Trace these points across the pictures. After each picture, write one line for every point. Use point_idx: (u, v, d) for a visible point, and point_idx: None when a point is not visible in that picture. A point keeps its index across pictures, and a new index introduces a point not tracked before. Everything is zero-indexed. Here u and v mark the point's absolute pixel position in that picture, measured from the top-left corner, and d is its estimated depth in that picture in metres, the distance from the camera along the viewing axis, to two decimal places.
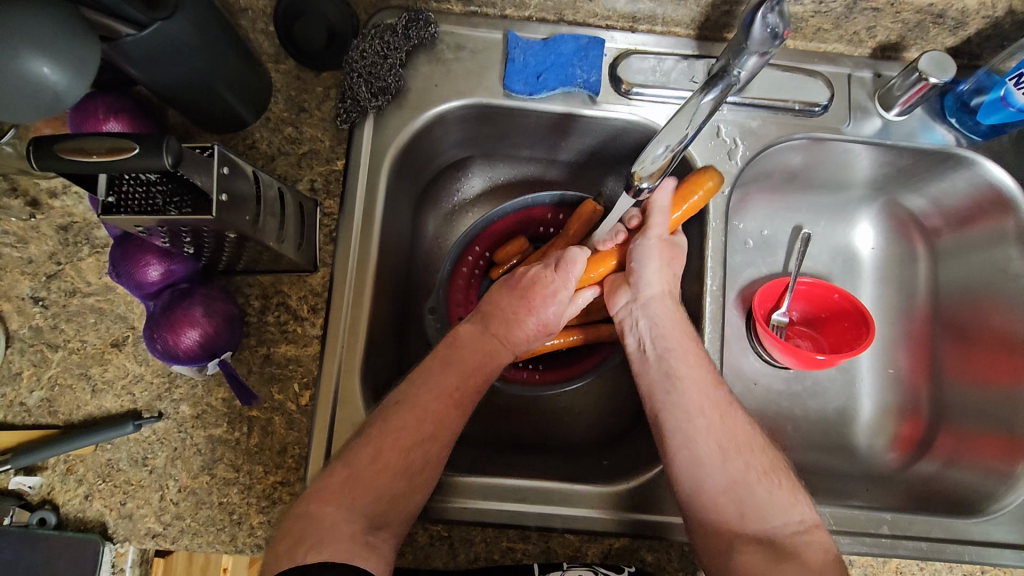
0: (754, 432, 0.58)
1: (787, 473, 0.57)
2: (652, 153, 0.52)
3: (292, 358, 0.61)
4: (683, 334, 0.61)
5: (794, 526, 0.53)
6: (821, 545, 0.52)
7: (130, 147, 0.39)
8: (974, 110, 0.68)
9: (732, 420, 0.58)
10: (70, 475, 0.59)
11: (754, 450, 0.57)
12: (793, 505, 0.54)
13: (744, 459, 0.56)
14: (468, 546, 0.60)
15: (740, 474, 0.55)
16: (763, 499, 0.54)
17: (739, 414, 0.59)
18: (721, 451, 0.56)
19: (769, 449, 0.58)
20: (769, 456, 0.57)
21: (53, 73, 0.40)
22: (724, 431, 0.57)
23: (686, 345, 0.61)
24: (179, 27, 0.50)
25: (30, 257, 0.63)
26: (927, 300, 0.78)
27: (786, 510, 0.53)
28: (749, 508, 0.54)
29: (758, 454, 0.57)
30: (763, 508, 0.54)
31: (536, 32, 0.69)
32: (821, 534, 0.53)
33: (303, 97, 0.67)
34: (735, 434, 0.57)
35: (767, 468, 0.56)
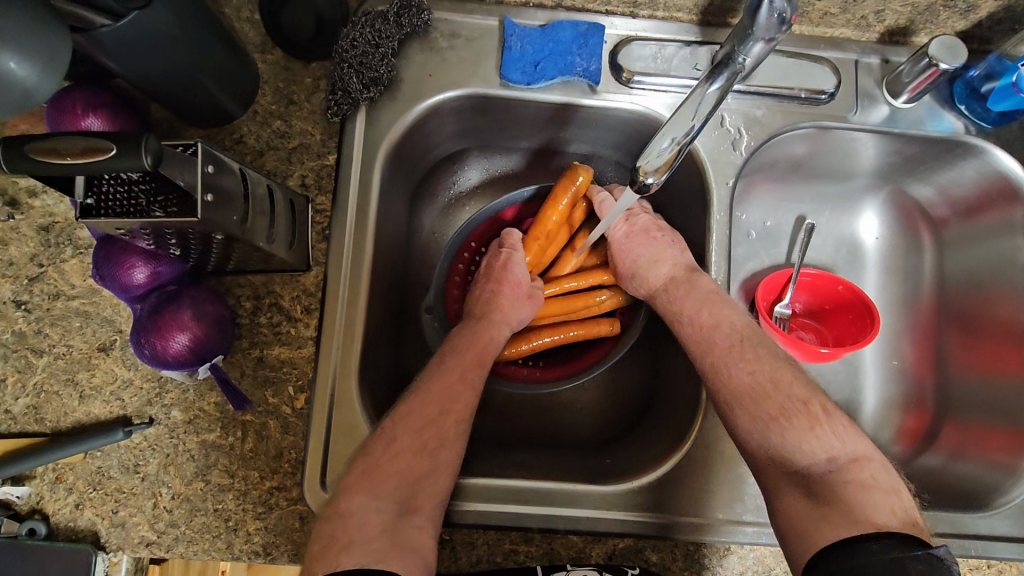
0: (758, 378, 0.56)
1: (810, 408, 0.53)
2: (657, 147, 0.51)
3: (286, 360, 0.59)
4: (699, 308, 0.61)
5: (825, 466, 0.49)
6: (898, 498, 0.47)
7: (107, 148, 0.37)
8: (985, 96, 0.66)
9: (728, 372, 0.57)
10: (60, 484, 0.57)
11: (762, 399, 0.54)
12: (820, 444, 0.50)
13: (748, 411, 0.54)
14: (470, 550, 0.58)
15: (749, 428, 0.54)
16: (781, 445, 0.52)
17: (739, 362, 0.57)
18: (726, 408, 0.56)
19: (781, 392, 0.54)
20: (780, 398, 0.54)
21: (20, 68, 0.37)
22: (725, 388, 0.56)
23: (700, 318, 0.61)
24: (158, 17, 0.47)
25: (11, 259, 0.60)
26: (932, 291, 0.77)
27: (810, 452, 0.50)
28: (770, 456, 0.52)
29: (764, 399, 0.54)
30: (785, 455, 0.51)
31: (533, 18, 0.66)
32: (859, 469, 0.49)
33: (292, 89, 0.64)
34: (739, 389, 0.56)
35: (776, 411, 0.53)
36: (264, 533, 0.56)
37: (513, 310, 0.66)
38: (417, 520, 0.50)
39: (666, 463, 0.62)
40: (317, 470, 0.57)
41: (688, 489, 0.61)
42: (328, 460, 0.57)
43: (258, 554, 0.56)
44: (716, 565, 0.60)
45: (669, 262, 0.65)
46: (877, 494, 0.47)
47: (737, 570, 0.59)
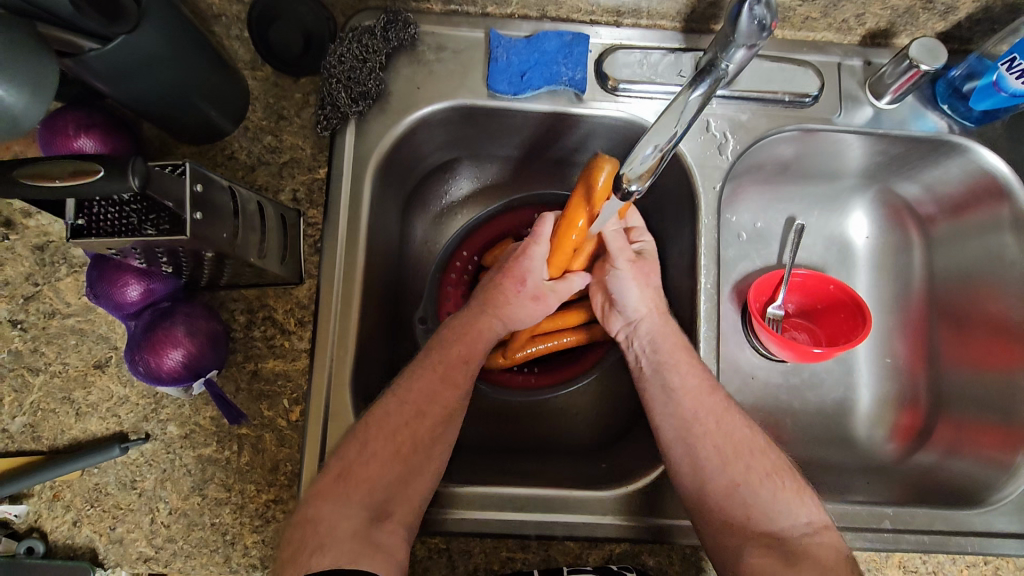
0: (755, 433, 0.58)
1: (793, 473, 0.57)
2: (640, 154, 0.51)
3: (281, 373, 0.60)
4: (676, 345, 0.61)
5: (802, 528, 0.53)
6: (832, 545, 0.52)
7: (96, 169, 0.37)
8: (966, 96, 0.67)
9: (732, 422, 0.58)
10: (57, 501, 0.57)
11: (757, 454, 0.57)
12: (801, 506, 0.54)
13: (744, 463, 0.56)
14: (467, 558, 0.59)
15: (742, 477, 0.55)
16: (767, 500, 0.54)
17: (739, 416, 0.59)
18: (719, 453, 0.56)
19: (771, 451, 0.58)
20: (773, 459, 0.57)
21: (7, 95, 0.38)
22: (722, 435, 0.57)
23: (676, 355, 0.60)
24: (146, 39, 0.48)
25: (6, 278, 0.61)
26: (923, 289, 0.78)
27: (792, 511, 0.54)
28: (754, 508, 0.54)
29: (759, 456, 0.56)
30: (769, 510, 0.54)
31: (519, 29, 0.67)
32: (828, 535, 0.53)
33: (282, 104, 0.65)
34: (736, 439, 0.57)
35: (771, 470, 0.56)
36: (262, 546, 0.56)
37: (519, 314, 0.62)
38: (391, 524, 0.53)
39: (660, 466, 0.63)
40: (313, 482, 0.57)
41: None
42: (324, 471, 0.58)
43: (256, 567, 0.56)
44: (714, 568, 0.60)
45: (652, 293, 0.63)
46: (840, 553, 0.51)
47: None
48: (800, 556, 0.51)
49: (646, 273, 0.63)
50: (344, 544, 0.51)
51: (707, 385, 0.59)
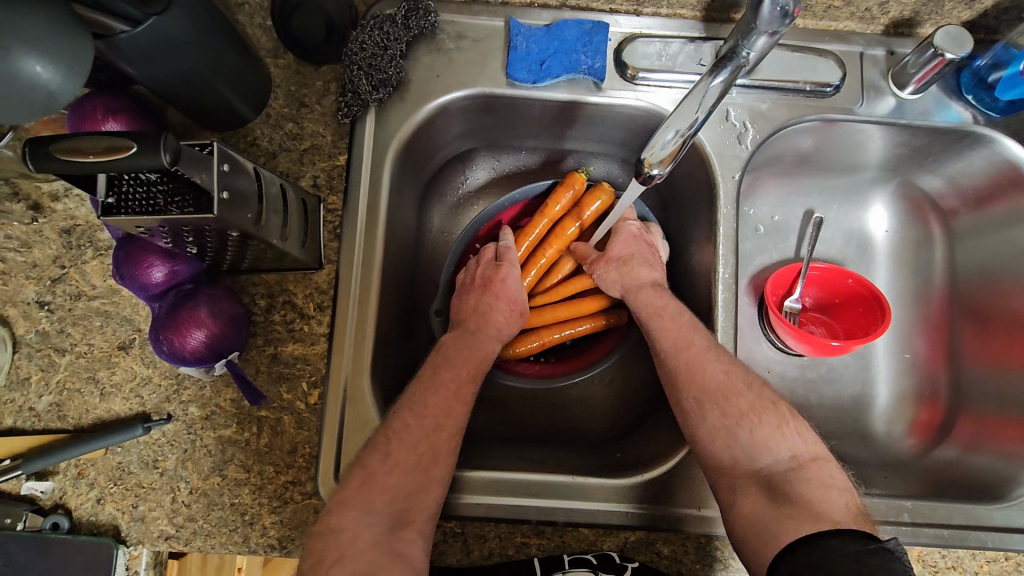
0: (735, 377, 0.58)
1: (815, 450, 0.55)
2: (661, 139, 0.50)
3: (300, 356, 0.60)
4: (655, 312, 0.63)
5: (784, 463, 0.54)
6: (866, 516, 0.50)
7: (127, 146, 0.38)
8: (992, 86, 0.66)
9: (706, 373, 0.58)
10: (82, 479, 0.58)
11: (735, 397, 0.57)
12: (780, 440, 0.54)
13: (722, 409, 0.56)
14: (481, 543, 0.59)
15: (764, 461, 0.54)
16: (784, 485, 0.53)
17: (717, 361, 0.58)
18: (700, 405, 0.57)
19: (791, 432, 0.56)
20: (749, 398, 0.57)
21: (45, 71, 0.38)
22: (699, 386, 0.58)
23: (656, 322, 0.62)
24: (175, 23, 0.49)
25: (34, 261, 0.62)
26: (944, 284, 0.77)
27: (774, 448, 0.54)
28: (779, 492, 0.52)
29: (736, 398, 0.57)
30: (751, 450, 0.54)
31: (538, 18, 0.68)
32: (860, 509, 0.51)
33: (304, 92, 0.66)
34: (716, 386, 0.57)
35: (746, 409, 0.56)
36: (280, 527, 0.57)
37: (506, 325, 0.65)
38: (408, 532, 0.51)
39: (672, 457, 0.63)
40: (330, 464, 0.58)
41: (698, 481, 0.61)
42: (341, 455, 0.58)
43: (274, 547, 0.57)
44: (728, 558, 0.59)
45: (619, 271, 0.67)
46: (828, 491, 0.51)
47: None
48: (791, 501, 0.51)
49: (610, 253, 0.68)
50: (365, 553, 0.49)
51: (683, 339, 0.60)
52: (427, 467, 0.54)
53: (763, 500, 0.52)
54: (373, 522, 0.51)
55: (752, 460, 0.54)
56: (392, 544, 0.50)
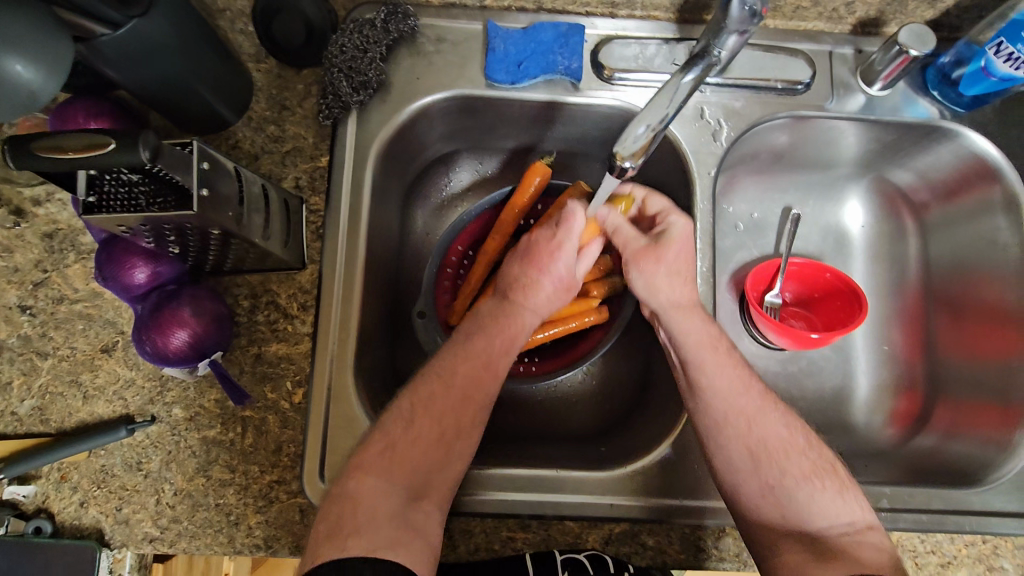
0: (792, 434, 0.57)
1: (834, 472, 0.55)
2: (633, 133, 0.51)
3: (284, 356, 0.61)
4: (702, 342, 0.58)
5: (843, 528, 0.53)
6: (875, 545, 0.51)
7: (107, 142, 0.39)
8: (955, 82, 0.68)
9: (763, 426, 0.56)
10: (65, 483, 0.58)
11: (794, 455, 0.55)
12: (840, 506, 0.53)
13: (779, 466, 0.55)
14: (468, 537, 0.59)
15: (776, 480, 0.54)
16: (804, 499, 0.54)
17: (775, 415, 0.57)
18: (752, 458, 0.55)
19: (811, 450, 0.56)
20: (811, 459, 0.55)
21: (26, 71, 0.39)
22: (755, 439, 0.56)
23: (703, 355, 0.58)
24: (155, 26, 0.50)
25: (16, 265, 0.62)
26: (919, 276, 0.78)
27: (833, 512, 0.53)
28: (790, 512, 0.54)
29: (796, 458, 0.55)
30: (806, 512, 0.53)
31: (516, 21, 0.69)
32: (872, 534, 0.52)
33: (285, 95, 0.66)
34: (773, 440, 0.56)
35: (808, 471, 0.55)
36: (265, 527, 0.57)
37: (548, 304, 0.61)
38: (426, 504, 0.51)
39: (657, 449, 0.63)
40: (314, 463, 0.58)
41: (682, 472, 0.62)
42: (326, 453, 0.58)
43: (260, 547, 0.57)
44: (713, 547, 0.60)
45: (669, 281, 0.60)
46: (881, 554, 0.51)
47: (733, 551, 0.60)
48: (836, 555, 0.50)
49: (661, 255, 0.59)
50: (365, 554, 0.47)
51: (740, 386, 0.57)
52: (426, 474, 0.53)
53: (805, 553, 0.52)
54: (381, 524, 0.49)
55: (801, 513, 0.53)
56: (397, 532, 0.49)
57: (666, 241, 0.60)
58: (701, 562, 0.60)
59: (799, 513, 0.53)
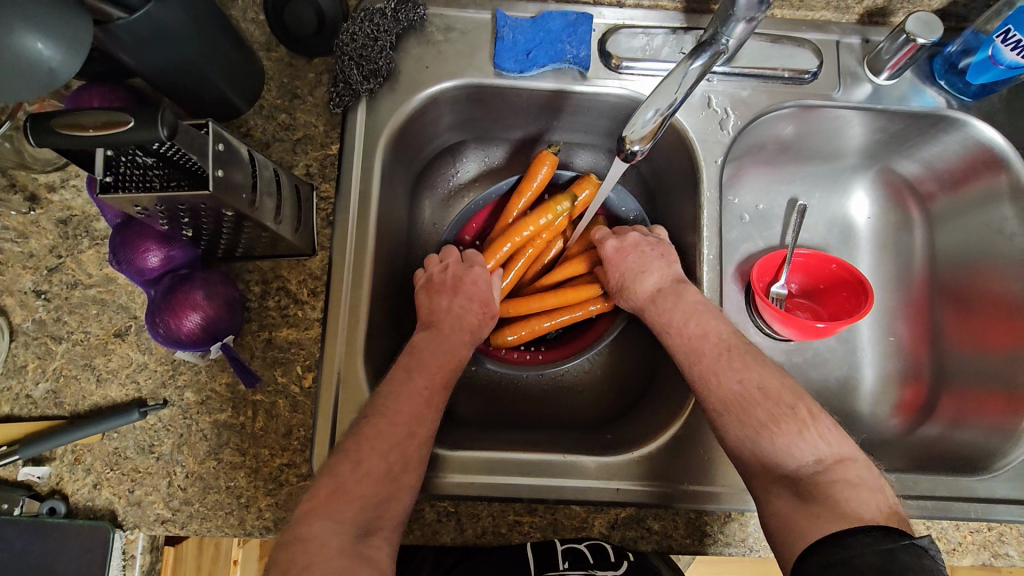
0: (750, 378, 0.56)
1: (799, 408, 0.54)
2: (641, 118, 0.52)
3: (294, 341, 0.61)
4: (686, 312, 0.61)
5: (814, 466, 0.51)
6: (848, 479, 0.50)
7: (126, 120, 0.39)
8: (963, 71, 0.68)
9: (724, 380, 0.56)
10: (78, 465, 0.59)
11: (759, 404, 0.54)
12: (808, 442, 0.52)
13: (742, 420, 0.54)
14: (475, 521, 0.60)
15: (743, 432, 0.54)
16: (773, 448, 0.52)
17: (733, 364, 0.57)
18: (723, 417, 0.55)
19: (776, 392, 0.55)
20: (772, 402, 0.54)
21: (47, 49, 0.40)
22: (722, 397, 0.56)
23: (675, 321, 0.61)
24: (170, 11, 0.51)
25: (31, 251, 0.63)
26: (925, 267, 0.78)
27: (802, 449, 0.52)
28: (766, 460, 0.53)
29: (758, 405, 0.54)
30: (777, 456, 0.52)
31: (524, 11, 0.70)
32: (847, 468, 0.51)
33: (296, 84, 0.67)
34: (733, 394, 0.55)
35: (772, 416, 0.53)
36: (275, 509, 0.58)
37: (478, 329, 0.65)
38: (376, 539, 0.49)
39: (663, 434, 0.63)
40: (324, 446, 0.59)
41: (689, 458, 0.62)
42: (336, 437, 0.59)
43: (269, 529, 0.58)
44: (718, 533, 0.61)
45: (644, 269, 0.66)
46: (870, 496, 0.49)
47: (738, 536, 0.60)
48: (815, 496, 0.49)
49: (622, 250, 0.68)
50: (333, 561, 0.47)
51: (696, 350, 0.59)
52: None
53: (787, 496, 0.51)
54: (343, 529, 0.49)
55: (773, 459, 0.52)
56: (358, 551, 0.48)
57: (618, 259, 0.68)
58: (706, 547, 0.60)
59: (768, 458, 0.52)
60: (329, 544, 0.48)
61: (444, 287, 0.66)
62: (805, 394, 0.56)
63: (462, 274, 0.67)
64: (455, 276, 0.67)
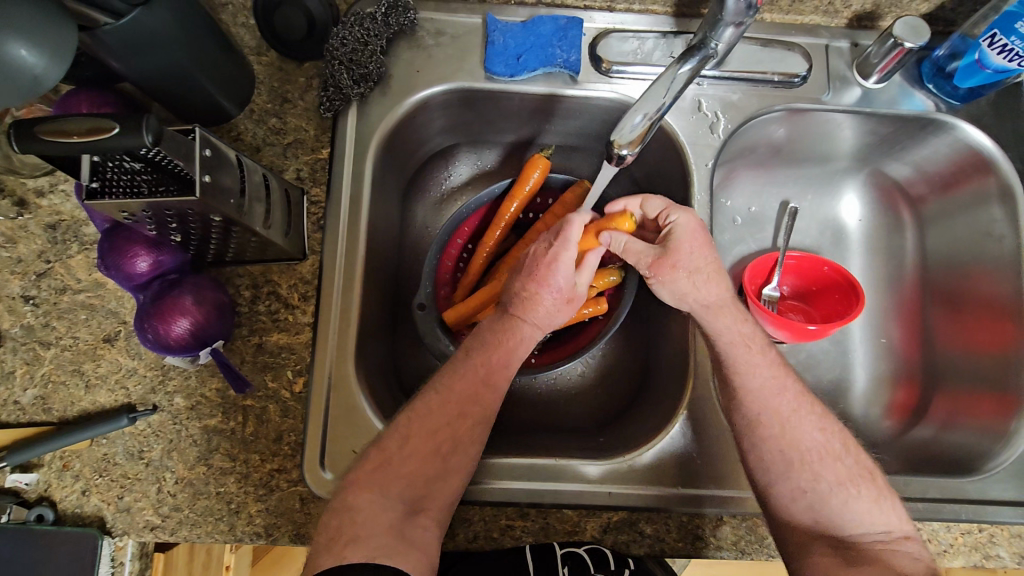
0: (829, 440, 0.58)
1: (872, 480, 0.57)
2: (630, 121, 0.52)
3: (285, 346, 0.61)
4: (750, 350, 0.60)
5: (880, 535, 0.54)
6: (907, 554, 0.53)
7: (110, 126, 0.39)
8: (951, 75, 0.69)
9: (800, 430, 0.58)
10: (67, 471, 0.58)
11: (829, 462, 0.57)
12: (877, 514, 0.55)
13: (813, 470, 0.56)
14: (467, 526, 0.60)
15: (810, 484, 0.56)
16: (839, 508, 0.55)
17: (809, 418, 0.59)
18: (783, 456, 0.57)
19: (848, 456, 0.58)
20: (847, 465, 0.57)
21: (30, 55, 0.39)
22: (790, 442, 0.58)
23: (753, 360, 0.60)
24: (158, 16, 0.50)
25: (19, 256, 0.63)
26: (916, 269, 0.79)
27: (870, 519, 0.55)
28: (822, 516, 0.56)
29: (830, 464, 0.57)
30: (838, 515, 0.55)
31: (515, 15, 0.70)
32: (910, 545, 0.54)
33: (287, 88, 0.67)
34: (802, 446, 0.58)
35: (843, 477, 0.56)
36: (266, 515, 0.57)
37: (550, 316, 0.60)
38: (422, 518, 0.51)
39: (657, 437, 0.63)
40: (314, 451, 0.58)
41: (680, 460, 0.62)
42: (327, 441, 0.59)
43: (260, 535, 0.57)
44: (711, 536, 0.60)
45: (704, 284, 0.61)
46: (917, 564, 0.52)
47: (731, 539, 0.60)
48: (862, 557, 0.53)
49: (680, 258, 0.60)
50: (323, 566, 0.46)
51: (776, 386, 0.60)
52: (408, 476, 0.52)
53: (833, 554, 0.54)
54: (332, 534, 0.49)
55: (832, 518, 0.55)
56: (405, 531, 0.50)
57: (674, 243, 0.61)
58: (699, 551, 0.60)
59: (830, 514, 0.56)
60: (319, 549, 0.48)
61: (524, 265, 0.60)
62: (870, 461, 0.59)
63: (543, 254, 0.60)
64: (536, 255, 0.60)
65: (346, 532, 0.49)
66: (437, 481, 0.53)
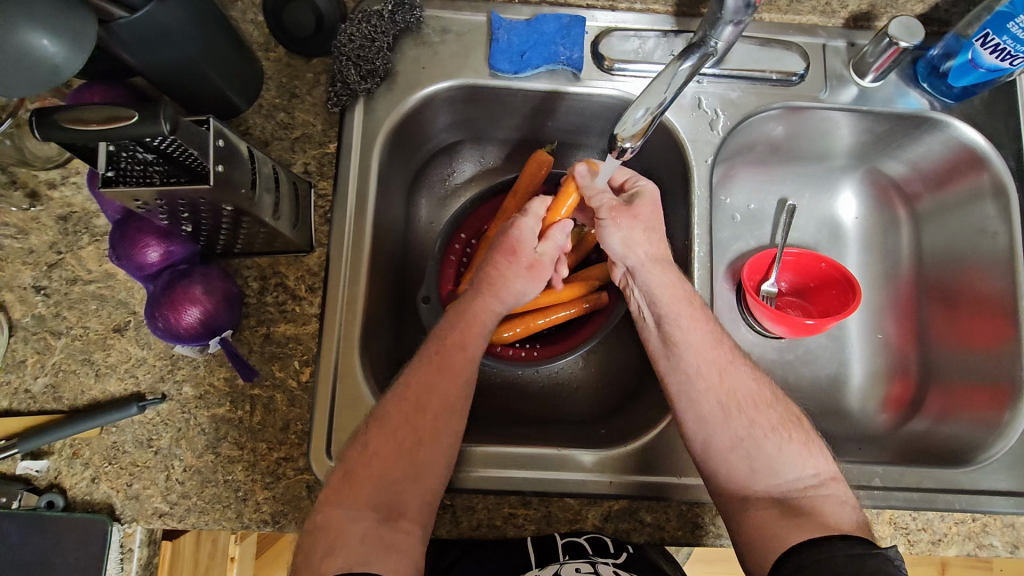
0: (762, 388, 0.58)
1: (799, 426, 0.57)
2: (632, 116, 0.54)
3: (292, 336, 0.62)
4: (678, 297, 0.59)
5: (806, 480, 0.54)
6: (834, 496, 0.53)
7: (129, 115, 0.41)
8: (944, 74, 0.70)
9: (738, 379, 0.58)
10: (76, 459, 0.59)
11: (764, 408, 0.57)
12: (804, 457, 0.55)
13: (749, 417, 0.56)
14: (470, 514, 0.61)
15: (747, 431, 0.56)
16: (773, 453, 0.55)
17: (743, 370, 0.59)
18: (722, 410, 0.56)
19: (778, 404, 0.58)
20: (779, 412, 0.57)
21: (51, 46, 0.41)
22: (726, 391, 0.57)
23: (677, 309, 0.59)
24: (170, 11, 0.52)
25: (31, 247, 0.64)
26: (911, 265, 0.80)
27: (800, 464, 0.55)
28: (759, 464, 0.55)
29: (765, 410, 0.57)
30: (772, 462, 0.55)
31: (519, 13, 0.71)
32: (835, 486, 0.54)
33: (295, 83, 0.68)
34: (741, 393, 0.57)
35: (777, 423, 0.56)
36: (273, 502, 0.58)
37: (520, 292, 0.60)
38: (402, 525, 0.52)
39: (657, 427, 0.65)
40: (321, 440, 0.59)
41: (680, 451, 0.63)
42: (333, 430, 0.60)
43: (267, 523, 0.58)
44: (710, 524, 0.62)
45: (646, 237, 0.61)
46: (844, 507, 0.53)
47: None
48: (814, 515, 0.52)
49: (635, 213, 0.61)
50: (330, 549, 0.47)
51: (710, 341, 0.59)
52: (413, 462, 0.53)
53: (771, 507, 0.53)
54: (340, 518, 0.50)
55: (768, 460, 0.55)
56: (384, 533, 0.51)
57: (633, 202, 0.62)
58: (698, 539, 0.61)
59: (766, 460, 0.55)
60: None
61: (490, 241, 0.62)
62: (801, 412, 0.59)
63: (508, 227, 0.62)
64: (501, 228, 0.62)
65: (338, 524, 0.48)
66: (428, 463, 0.53)
